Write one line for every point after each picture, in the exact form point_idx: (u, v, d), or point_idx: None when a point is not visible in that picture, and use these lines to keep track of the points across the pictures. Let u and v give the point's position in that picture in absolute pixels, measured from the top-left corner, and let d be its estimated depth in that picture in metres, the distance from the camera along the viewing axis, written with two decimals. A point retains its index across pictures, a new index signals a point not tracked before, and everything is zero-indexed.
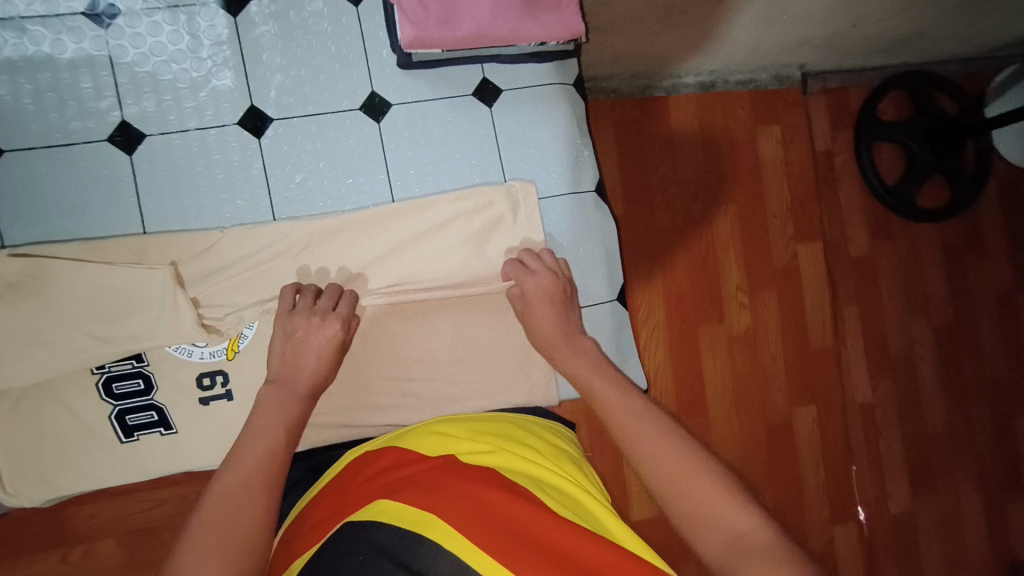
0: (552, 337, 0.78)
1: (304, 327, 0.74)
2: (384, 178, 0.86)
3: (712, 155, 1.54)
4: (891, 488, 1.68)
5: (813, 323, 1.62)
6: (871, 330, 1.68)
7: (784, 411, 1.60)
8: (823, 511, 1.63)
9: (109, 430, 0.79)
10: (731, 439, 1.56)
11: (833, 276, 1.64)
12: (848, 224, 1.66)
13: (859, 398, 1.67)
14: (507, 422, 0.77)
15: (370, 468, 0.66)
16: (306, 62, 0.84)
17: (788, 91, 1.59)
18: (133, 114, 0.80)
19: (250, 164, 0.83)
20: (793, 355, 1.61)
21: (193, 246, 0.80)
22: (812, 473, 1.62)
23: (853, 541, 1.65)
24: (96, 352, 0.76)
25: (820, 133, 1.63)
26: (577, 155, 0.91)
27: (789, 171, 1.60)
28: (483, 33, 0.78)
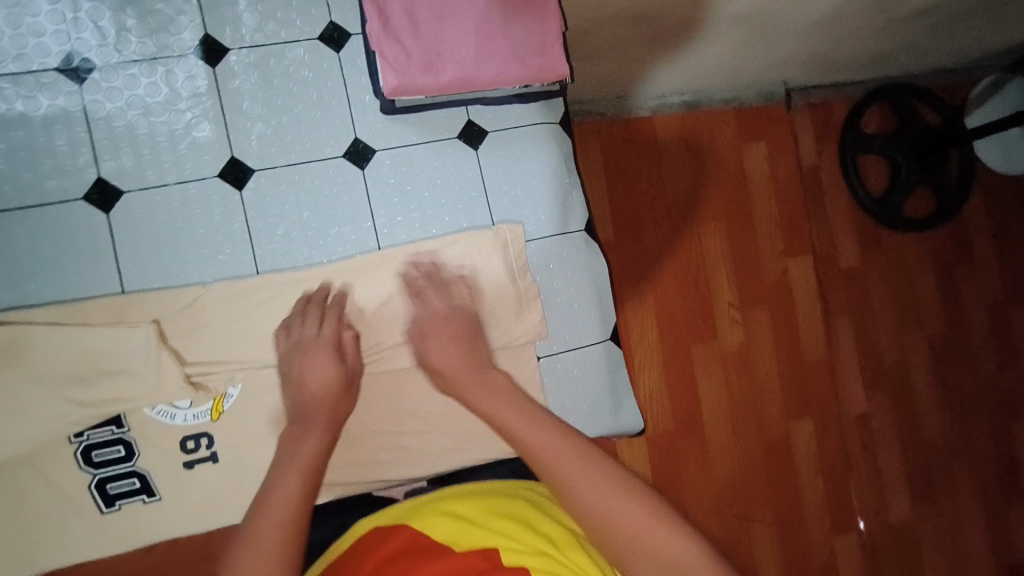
0: (460, 371, 0.66)
1: (303, 364, 0.70)
2: (370, 226, 0.84)
3: (700, 173, 1.54)
4: (891, 498, 1.67)
5: (806, 338, 1.62)
6: (865, 342, 1.67)
7: (780, 427, 1.59)
8: (825, 522, 1.60)
9: (88, 500, 0.75)
10: (729, 459, 1.53)
11: (826, 290, 1.64)
12: (837, 237, 1.66)
13: (854, 410, 1.66)
14: (537, 498, 0.67)
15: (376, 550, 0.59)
16: (287, 111, 0.82)
17: (774, 108, 1.60)
18: (110, 170, 0.77)
19: (232, 219, 0.80)
20: (787, 371, 1.60)
21: (173, 304, 0.77)
22: (811, 488, 1.60)
23: (856, 552, 1.62)
24: (75, 419, 0.73)
25: (806, 147, 1.63)
26: (566, 195, 0.90)
27: (776, 186, 1.60)
28: (467, 78, 0.77)
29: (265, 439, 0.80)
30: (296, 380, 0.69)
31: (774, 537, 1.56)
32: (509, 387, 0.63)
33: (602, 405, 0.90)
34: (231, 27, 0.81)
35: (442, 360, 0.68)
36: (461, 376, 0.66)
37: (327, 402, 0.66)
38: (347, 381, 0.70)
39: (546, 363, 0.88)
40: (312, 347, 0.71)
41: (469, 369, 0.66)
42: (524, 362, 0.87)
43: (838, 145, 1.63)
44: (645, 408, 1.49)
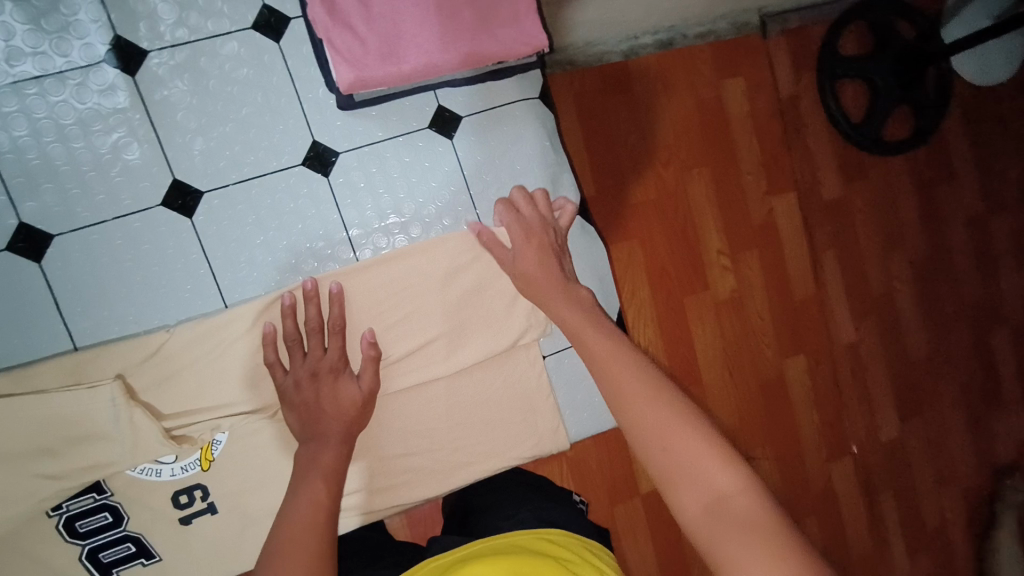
0: (544, 287, 0.69)
1: (320, 386, 0.70)
2: (344, 236, 0.76)
3: (680, 113, 1.38)
4: (881, 419, 1.62)
5: (796, 273, 1.50)
6: (853, 271, 1.58)
7: (775, 366, 1.50)
8: (821, 451, 1.55)
9: (81, 573, 0.70)
10: (727, 406, 1.45)
11: (811, 224, 1.52)
12: (819, 166, 1.53)
13: (845, 338, 1.58)
14: (565, 560, 0.64)
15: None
16: (229, 118, 0.71)
17: (748, 40, 1.43)
18: (33, 211, 0.67)
19: (187, 249, 0.71)
20: (780, 310, 1.49)
21: (132, 354, 0.69)
22: (808, 422, 1.53)
23: (851, 475, 1.57)
24: (48, 494, 0.67)
25: (784, 78, 1.48)
26: (557, 178, 0.83)
27: (757, 119, 1.45)
28: (435, 62, 0.67)
29: (265, 482, 0.74)
30: (313, 403, 0.69)
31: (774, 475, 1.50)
32: (591, 301, 0.67)
33: None
34: (147, 22, 0.69)
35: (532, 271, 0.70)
36: (545, 292, 0.69)
37: (342, 423, 0.68)
38: (366, 398, 0.71)
39: (552, 362, 0.84)
40: (322, 368, 0.70)
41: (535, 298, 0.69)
42: (531, 361, 0.82)
43: (818, 71, 1.49)
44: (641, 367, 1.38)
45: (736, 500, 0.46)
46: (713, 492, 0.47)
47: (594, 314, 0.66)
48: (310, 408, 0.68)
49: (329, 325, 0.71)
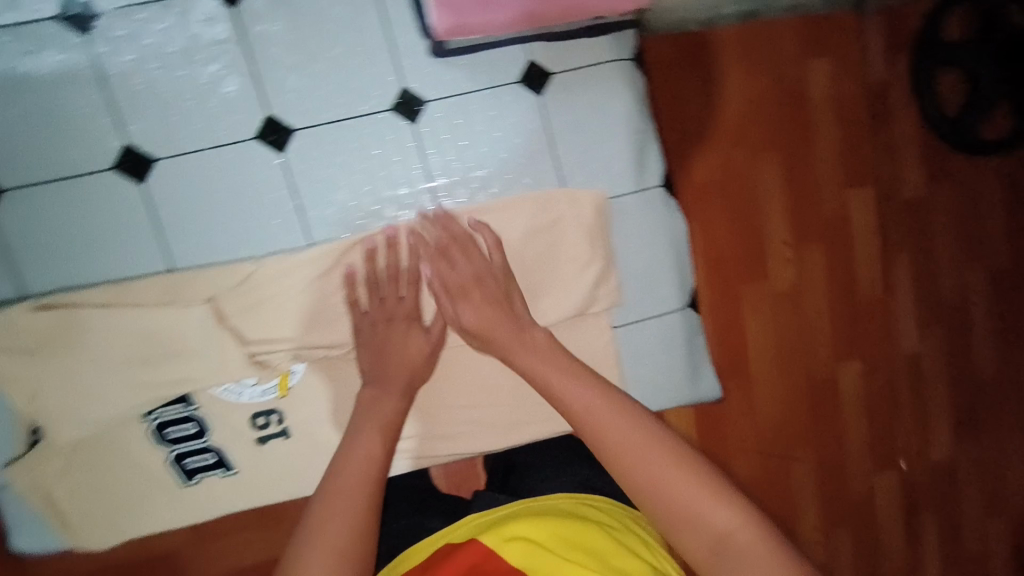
0: (507, 334, 0.69)
1: (386, 339, 0.72)
2: (426, 186, 0.76)
3: (759, 84, 1.18)
4: (934, 441, 1.33)
5: (864, 276, 1.26)
6: (928, 286, 1.28)
7: (829, 372, 1.28)
8: (866, 459, 1.31)
9: (168, 474, 0.76)
10: (767, 414, 1.24)
11: (885, 224, 1.27)
12: (905, 161, 1.27)
13: (907, 349, 1.31)
14: (600, 524, 0.65)
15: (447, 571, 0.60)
16: (322, 57, 0.72)
17: (844, 20, 1.21)
18: (137, 134, 0.70)
19: (277, 182, 0.73)
20: (841, 317, 1.26)
21: (224, 279, 0.72)
22: (858, 435, 1.30)
23: (895, 495, 1.33)
24: (139, 400, 0.72)
25: (876, 59, 1.23)
26: (642, 144, 0.81)
27: (841, 105, 1.22)
28: (535, 11, 0.65)
29: (336, 415, 0.78)
30: (382, 355, 0.72)
31: (815, 496, 1.28)
32: (548, 344, 0.69)
33: (680, 374, 0.86)
34: None
35: (483, 324, 0.70)
36: (510, 342, 0.69)
37: (407, 373, 0.71)
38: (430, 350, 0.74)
39: (618, 332, 0.83)
40: (384, 322, 0.73)
41: (496, 333, 0.69)
42: (597, 327, 0.82)
43: (912, 52, 1.23)
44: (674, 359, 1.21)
45: (736, 538, 0.53)
46: (715, 535, 0.53)
47: (557, 354, 0.67)
48: (382, 354, 0.71)
49: (408, 273, 0.74)
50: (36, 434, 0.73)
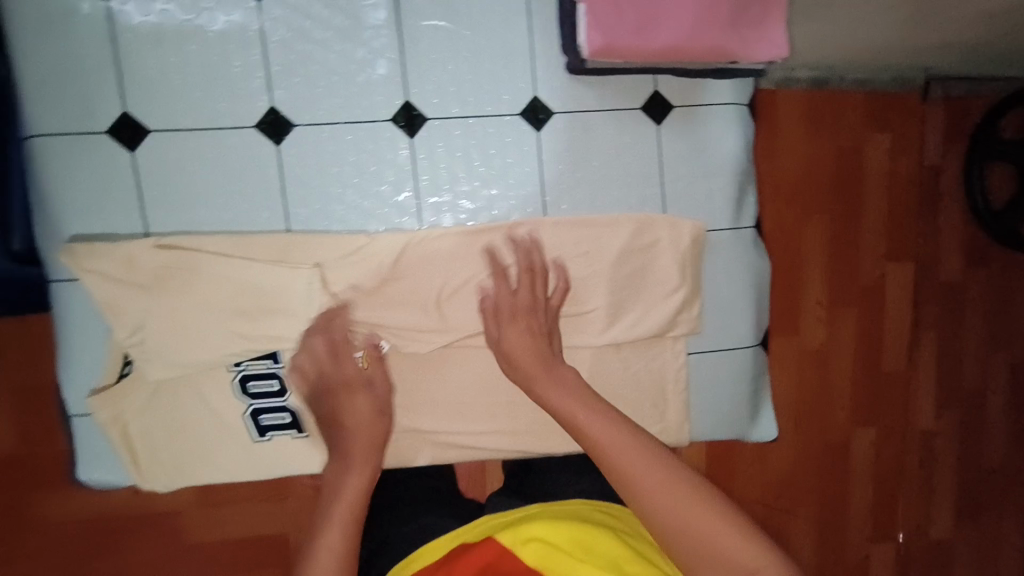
0: (530, 366, 0.71)
1: (335, 399, 0.74)
2: (538, 190, 0.79)
3: (835, 157, 1.24)
4: (936, 512, 1.46)
5: (890, 350, 1.35)
6: (945, 360, 1.42)
7: (844, 433, 1.36)
8: (866, 528, 1.42)
9: (242, 427, 0.77)
10: (775, 463, 1.36)
11: (919, 302, 1.36)
12: (943, 247, 1.37)
13: (920, 424, 1.43)
14: (615, 529, 0.68)
15: (463, 567, 0.64)
16: (466, 54, 0.75)
17: (905, 99, 1.25)
18: (283, 101, 0.73)
19: (400, 164, 0.76)
20: (861, 381, 1.36)
21: (334, 247, 0.75)
22: (859, 497, 1.40)
23: (889, 561, 1.45)
24: (235, 350, 0.74)
25: (930, 144, 1.31)
26: (744, 187, 0.84)
27: (893, 183, 1.28)
28: (678, 46, 0.69)
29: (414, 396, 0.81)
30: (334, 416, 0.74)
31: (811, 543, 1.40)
32: (579, 383, 0.69)
33: (743, 408, 0.88)
34: None
35: (518, 352, 0.72)
36: (532, 372, 0.71)
37: (365, 439, 0.73)
38: (380, 407, 0.76)
39: (693, 359, 0.85)
40: (345, 377, 0.75)
41: (536, 364, 0.71)
42: (672, 353, 0.84)
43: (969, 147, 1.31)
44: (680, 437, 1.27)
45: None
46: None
47: (588, 396, 0.67)
48: (334, 415, 0.74)
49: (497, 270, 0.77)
50: (126, 368, 0.74)
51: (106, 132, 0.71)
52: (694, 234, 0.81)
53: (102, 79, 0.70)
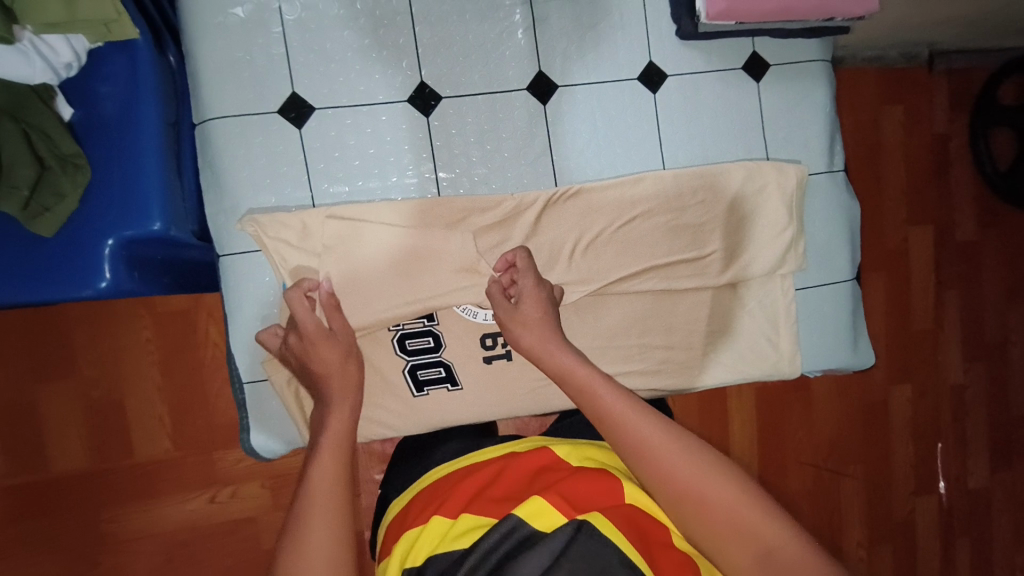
0: (543, 334, 0.73)
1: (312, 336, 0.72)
2: (656, 148, 0.87)
3: (860, 125, 1.37)
4: (973, 463, 1.55)
5: (917, 304, 1.46)
6: (972, 316, 1.52)
7: (881, 389, 1.46)
8: (909, 481, 1.50)
9: (403, 384, 0.82)
10: (829, 420, 1.44)
11: (940, 261, 1.47)
12: (957, 208, 1.48)
13: (951, 378, 1.52)
14: None
15: (516, 467, 0.70)
16: (589, 26, 0.84)
17: (913, 73, 1.39)
18: (432, 76, 0.80)
19: (534, 128, 0.83)
20: (896, 336, 1.46)
21: (478, 207, 0.81)
22: (902, 450, 1.49)
23: (934, 512, 1.53)
24: (400, 309, 0.80)
25: (940, 114, 1.43)
26: (833, 134, 0.93)
27: (907, 153, 1.41)
28: (788, 5, 0.78)
29: None
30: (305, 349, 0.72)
31: (862, 497, 1.48)
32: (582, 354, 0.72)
33: (845, 339, 0.96)
34: None
35: (531, 323, 0.74)
36: (546, 339, 0.73)
37: (339, 380, 0.72)
38: (350, 351, 0.74)
39: (797, 295, 0.93)
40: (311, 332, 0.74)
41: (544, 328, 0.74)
42: (782, 289, 0.92)
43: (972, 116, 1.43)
44: (735, 400, 1.36)
45: (784, 553, 0.53)
46: (764, 547, 0.54)
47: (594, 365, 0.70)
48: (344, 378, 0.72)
49: (624, 222, 0.86)
50: None
51: (275, 111, 0.77)
52: (798, 174, 0.89)
53: (271, 61, 0.76)
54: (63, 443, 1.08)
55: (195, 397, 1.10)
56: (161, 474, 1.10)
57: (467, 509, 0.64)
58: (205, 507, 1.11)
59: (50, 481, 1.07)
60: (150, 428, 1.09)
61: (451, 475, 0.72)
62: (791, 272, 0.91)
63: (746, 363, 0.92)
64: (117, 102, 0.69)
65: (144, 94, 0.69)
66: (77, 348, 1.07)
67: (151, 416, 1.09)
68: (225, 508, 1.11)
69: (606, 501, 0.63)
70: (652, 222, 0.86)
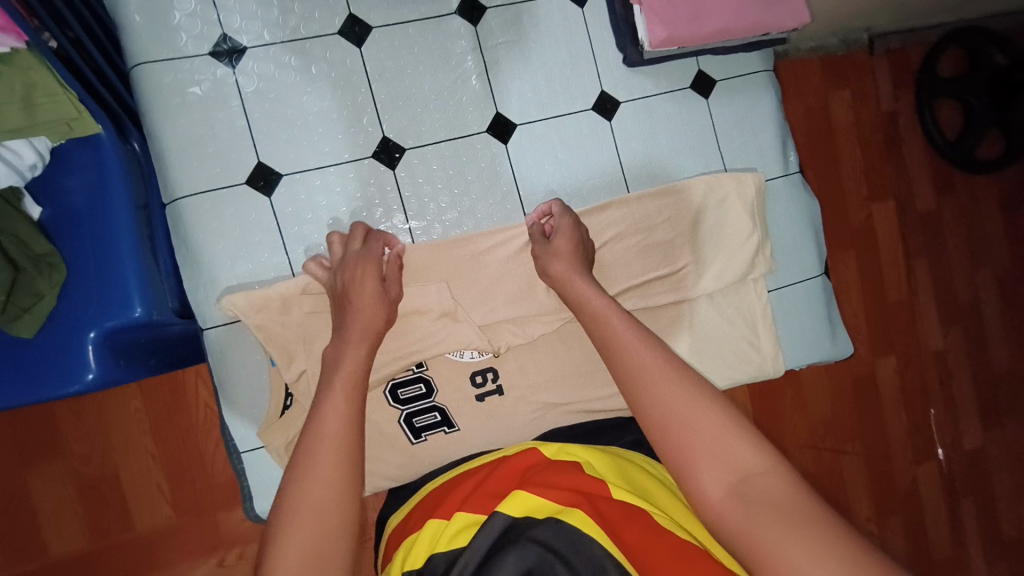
0: (567, 267, 0.75)
1: (349, 274, 0.72)
2: (618, 173, 0.90)
3: (813, 112, 1.41)
4: (964, 424, 1.60)
5: (889, 279, 1.50)
6: (941, 282, 1.57)
7: (866, 364, 1.49)
8: (907, 451, 1.54)
9: (400, 433, 0.83)
10: (822, 403, 1.47)
11: (904, 234, 1.52)
12: (914, 180, 1.53)
13: (931, 344, 1.57)
14: (666, 484, 0.71)
15: (509, 468, 0.71)
16: (539, 63, 0.87)
17: (855, 57, 1.43)
18: (393, 130, 0.82)
19: (499, 168, 0.86)
20: (874, 312, 1.49)
21: (453, 253, 0.83)
22: (894, 421, 1.53)
23: (934, 478, 1.57)
24: (388, 362, 0.81)
25: (885, 93, 1.48)
26: (784, 137, 0.97)
27: (861, 133, 1.44)
28: (724, 27, 0.82)
29: (543, 375, 0.87)
30: (343, 295, 0.71)
31: (863, 474, 1.51)
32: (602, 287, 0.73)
33: (823, 332, 0.99)
34: None
35: (563, 245, 0.77)
36: (568, 270, 0.74)
37: (367, 320, 0.70)
38: (389, 302, 0.73)
39: (772, 295, 0.97)
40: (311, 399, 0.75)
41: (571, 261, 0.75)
42: (756, 293, 0.95)
43: (915, 91, 1.48)
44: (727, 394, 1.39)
45: (763, 479, 0.52)
46: (739, 473, 0.53)
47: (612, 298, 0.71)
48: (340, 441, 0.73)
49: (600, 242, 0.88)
50: (288, 400, 0.80)
51: (244, 182, 0.78)
52: (755, 180, 0.93)
53: (234, 134, 0.77)
54: (58, 528, 1.05)
55: (189, 461, 1.09)
56: (163, 544, 1.08)
57: (461, 507, 0.66)
58: (214, 571, 1.09)
59: (48, 565, 1.05)
60: (148, 497, 1.08)
61: (449, 484, 0.74)
62: (760, 276, 0.94)
63: (732, 368, 0.94)
64: (86, 194, 0.70)
65: (113, 184, 0.70)
66: (62, 426, 1.06)
67: (147, 487, 1.08)
68: (232, 569, 1.10)
69: (588, 489, 0.65)
70: (624, 242, 0.89)
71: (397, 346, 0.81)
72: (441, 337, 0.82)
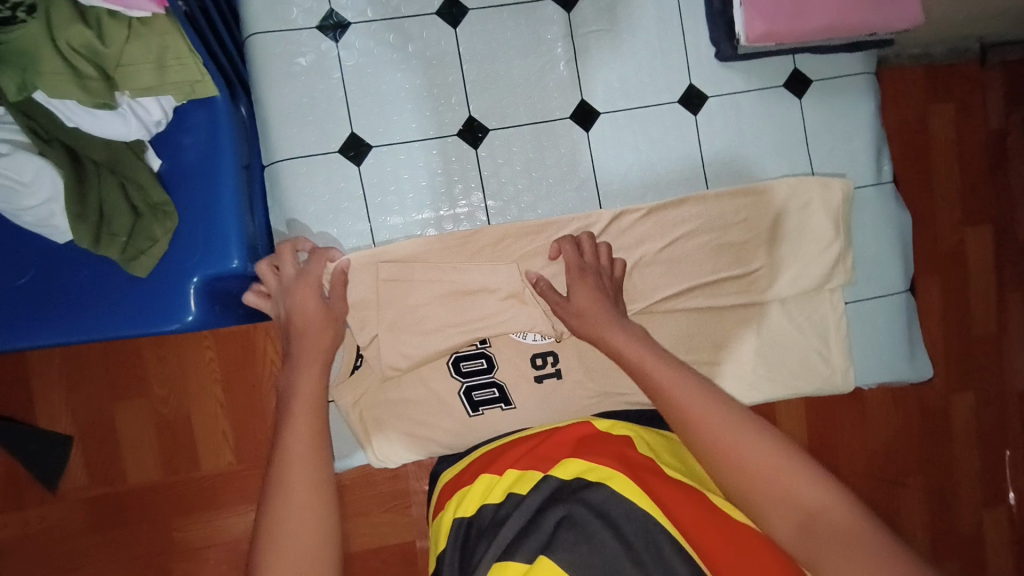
0: (598, 316, 0.74)
1: (288, 300, 0.74)
2: (699, 169, 0.88)
3: (909, 124, 1.32)
4: None
5: (977, 308, 1.39)
6: None
7: (940, 397, 1.40)
8: (975, 494, 1.44)
9: (458, 404, 0.86)
10: (885, 431, 1.39)
11: (999, 264, 1.40)
12: (1018, 206, 1.40)
13: (1017, 385, 1.44)
14: None
15: (561, 434, 0.72)
16: (627, 54, 0.87)
17: (965, 68, 1.33)
18: (479, 110, 0.84)
19: (578, 156, 0.86)
20: (955, 342, 1.39)
21: (526, 233, 0.85)
22: (965, 460, 1.43)
23: (1004, 526, 1.45)
24: (453, 336, 0.84)
25: (993, 109, 1.36)
26: (880, 145, 0.92)
27: (962, 151, 1.34)
28: (826, 25, 0.79)
29: (601, 364, 0.88)
30: (286, 320, 0.74)
31: (923, 511, 1.42)
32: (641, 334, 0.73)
33: (902, 352, 0.94)
34: None
35: (583, 305, 0.75)
36: (599, 320, 0.73)
37: (311, 342, 0.72)
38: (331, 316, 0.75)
39: (849, 308, 0.93)
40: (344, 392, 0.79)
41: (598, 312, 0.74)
42: (831, 303, 0.91)
43: None
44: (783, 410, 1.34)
45: (828, 517, 0.51)
46: (803, 511, 0.53)
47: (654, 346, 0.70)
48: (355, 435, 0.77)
49: (671, 238, 0.87)
50: (358, 361, 0.85)
51: (337, 151, 0.82)
52: (844, 189, 0.89)
53: (333, 105, 0.82)
54: (136, 460, 1.15)
55: (255, 414, 1.16)
56: (225, 486, 1.17)
57: (514, 465, 0.69)
58: None
59: (126, 492, 1.15)
60: (214, 442, 1.16)
61: (503, 444, 0.76)
62: (837, 286, 0.91)
63: (798, 379, 0.91)
64: (197, 151, 0.75)
65: (222, 142, 0.76)
66: (149, 368, 1.15)
67: (215, 432, 1.16)
68: None
69: (641, 461, 0.65)
70: (696, 240, 0.87)
71: (463, 321, 0.84)
72: (506, 316, 0.84)
